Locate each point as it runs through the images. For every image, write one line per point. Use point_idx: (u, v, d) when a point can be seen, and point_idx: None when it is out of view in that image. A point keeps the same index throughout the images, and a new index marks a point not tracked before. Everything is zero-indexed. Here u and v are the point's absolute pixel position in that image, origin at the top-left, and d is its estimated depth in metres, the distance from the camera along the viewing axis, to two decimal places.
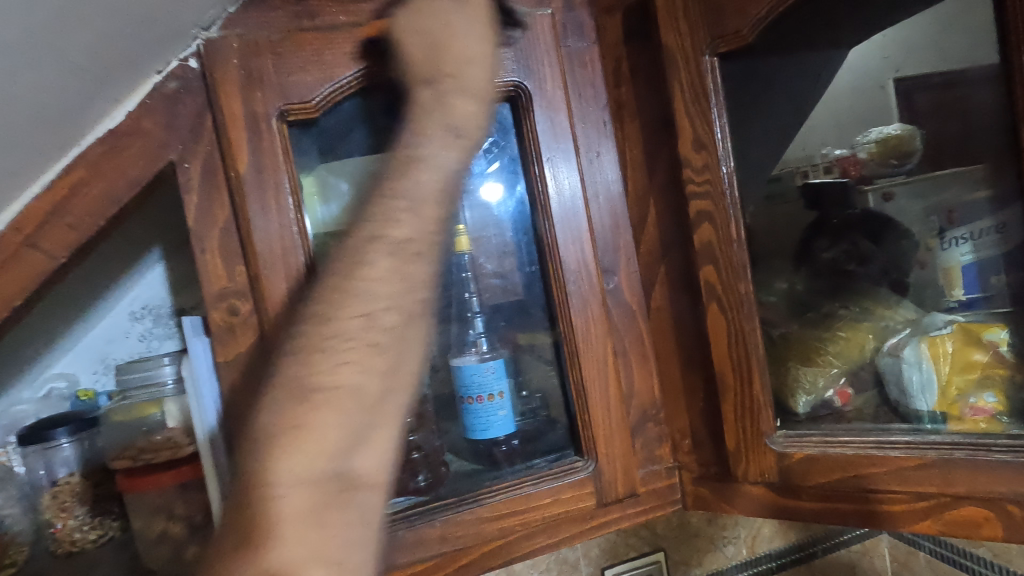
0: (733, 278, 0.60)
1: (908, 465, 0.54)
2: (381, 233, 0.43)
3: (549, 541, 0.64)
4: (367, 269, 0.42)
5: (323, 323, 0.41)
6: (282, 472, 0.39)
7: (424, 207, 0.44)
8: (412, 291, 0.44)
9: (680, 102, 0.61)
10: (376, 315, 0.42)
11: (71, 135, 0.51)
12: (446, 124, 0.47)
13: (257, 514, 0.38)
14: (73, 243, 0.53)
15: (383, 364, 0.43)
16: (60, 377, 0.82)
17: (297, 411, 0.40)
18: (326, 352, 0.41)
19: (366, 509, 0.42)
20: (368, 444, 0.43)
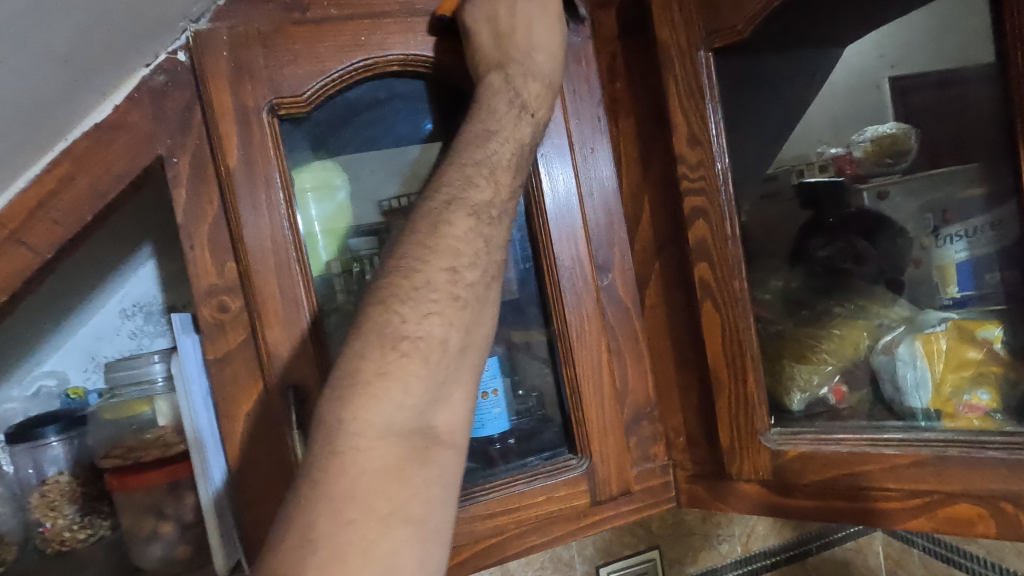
0: (728, 275, 0.60)
1: (903, 462, 0.54)
2: (462, 196, 0.49)
3: (543, 540, 0.64)
4: (450, 227, 0.47)
5: (413, 274, 0.45)
6: (365, 422, 0.40)
7: (500, 175, 0.52)
8: (488, 251, 0.49)
9: (674, 98, 0.60)
10: (459, 271, 0.46)
11: (56, 128, 0.50)
12: (514, 103, 0.55)
13: (341, 465, 0.39)
14: (59, 238, 0.53)
15: (462, 320, 0.46)
16: (49, 376, 0.82)
17: (387, 358, 0.42)
18: (411, 303, 0.44)
19: (446, 469, 0.43)
20: (448, 402, 0.44)
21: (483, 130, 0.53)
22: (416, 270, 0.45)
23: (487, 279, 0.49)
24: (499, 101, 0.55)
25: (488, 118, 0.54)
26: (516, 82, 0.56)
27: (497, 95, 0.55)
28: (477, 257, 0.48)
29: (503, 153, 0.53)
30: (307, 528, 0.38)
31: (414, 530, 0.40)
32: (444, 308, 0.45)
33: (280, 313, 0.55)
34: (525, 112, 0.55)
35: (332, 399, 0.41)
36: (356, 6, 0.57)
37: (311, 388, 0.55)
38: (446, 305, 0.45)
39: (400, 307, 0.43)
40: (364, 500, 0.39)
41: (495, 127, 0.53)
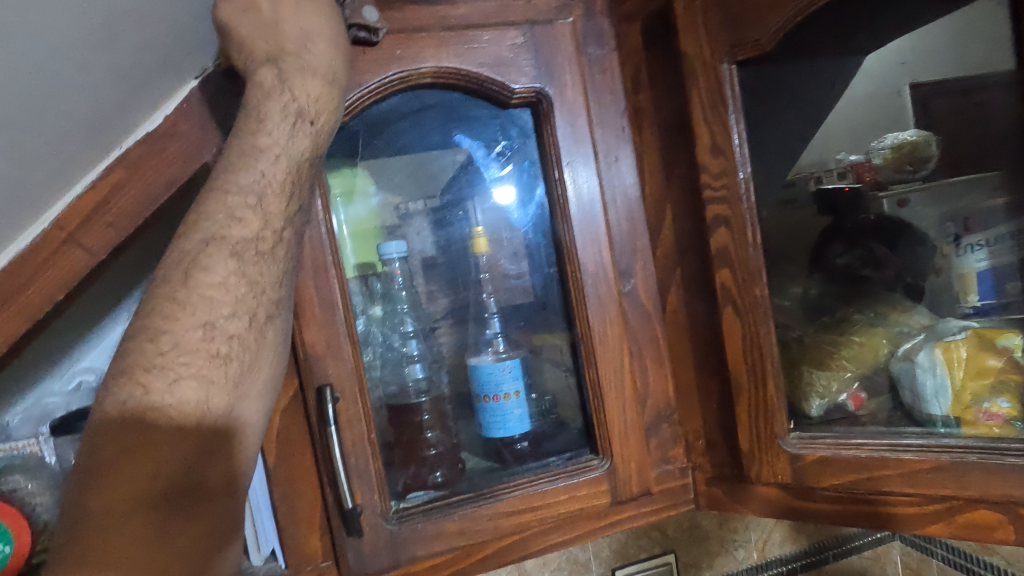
0: (749, 281, 0.61)
1: (922, 468, 0.55)
2: (221, 234, 0.46)
3: (565, 538, 0.65)
4: (206, 274, 0.45)
5: (161, 337, 0.43)
6: (105, 498, 0.41)
7: (270, 201, 0.48)
8: (260, 294, 0.47)
9: (697, 109, 0.62)
10: (217, 324, 0.45)
11: (112, 136, 0.53)
12: (286, 108, 0.50)
13: (84, 546, 0.40)
14: (112, 240, 0.55)
15: (226, 376, 0.45)
16: (88, 371, 0.87)
17: (127, 436, 0.41)
18: (159, 372, 0.42)
19: (216, 520, 0.45)
20: (221, 459, 0.45)
21: (250, 147, 0.48)
22: (162, 333, 0.43)
23: (257, 321, 0.47)
24: (270, 106, 0.50)
25: (257, 130, 0.49)
26: (291, 84, 0.51)
27: (266, 97, 0.50)
28: (236, 303, 0.46)
29: (276, 173, 0.49)
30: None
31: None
32: (201, 373, 0.44)
33: (318, 315, 0.57)
34: (306, 121, 0.51)
35: (80, 477, 0.41)
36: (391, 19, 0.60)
37: (344, 386, 0.58)
38: (205, 365, 0.44)
39: (142, 378, 0.42)
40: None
41: (261, 144, 0.48)
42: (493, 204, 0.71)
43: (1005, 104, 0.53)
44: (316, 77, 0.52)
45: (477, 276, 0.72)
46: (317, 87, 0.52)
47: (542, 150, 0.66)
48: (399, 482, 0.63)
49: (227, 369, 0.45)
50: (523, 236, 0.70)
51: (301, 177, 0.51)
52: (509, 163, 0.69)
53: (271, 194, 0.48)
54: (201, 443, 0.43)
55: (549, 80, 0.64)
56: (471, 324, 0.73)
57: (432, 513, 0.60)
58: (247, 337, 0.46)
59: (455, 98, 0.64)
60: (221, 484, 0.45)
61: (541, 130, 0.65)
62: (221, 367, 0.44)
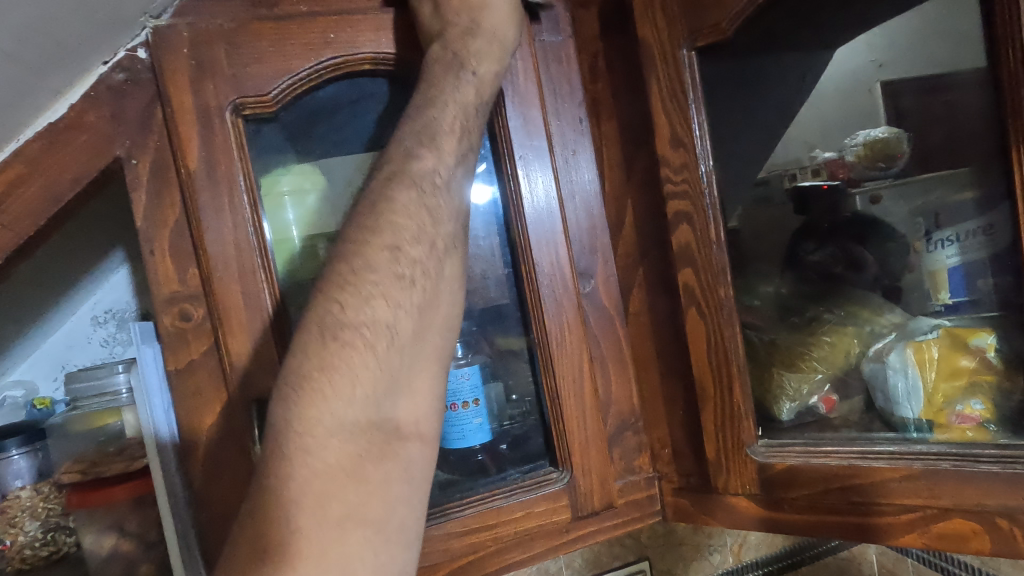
0: (713, 281, 0.58)
1: (894, 476, 0.52)
2: (404, 169, 0.48)
3: (524, 556, 0.61)
4: (391, 204, 0.46)
5: (355, 257, 0.44)
6: (312, 417, 0.40)
7: (443, 142, 0.51)
8: (438, 225, 0.48)
9: (657, 98, 0.58)
10: (403, 248, 0.45)
11: (7, 128, 0.48)
12: (456, 66, 0.54)
13: (293, 466, 0.39)
14: (9, 244, 0.50)
15: (413, 301, 0.45)
16: (16, 385, 0.79)
17: (329, 354, 0.41)
18: (355, 289, 0.43)
19: (408, 463, 0.43)
20: (409, 392, 0.44)
21: (425, 98, 0.52)
22: (355, 255, 0.44)
23: (437, 252, 0.48)
24: (439, 66, 0.54)
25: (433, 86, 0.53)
26: (460, 47, 0.55)
27: (439, 63, 0.54)
28: (420, 231, 0.47)
29: (446, 117, 0.52)
30: (257, 533, 0.38)
31: (370, 531, 0.40)
32: (391, 292, 0.44)
33: (245, 323, 0.52)
34: (468, 73, 0.54)
35: (288, 398, 0.40)
36: (327, 2, 0.55)
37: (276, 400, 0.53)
38: (393, 286, 0.44)
39: (340, 295, 0.43)
40: (312, 498, 0.39)
41: (439, 92, 0.52)
42: (467, 202, 0.63)
43: (973, 100, 0.50)
44: (479, 38, 0.56)
45: None
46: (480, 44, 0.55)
47: (494, 143, 0.61)
48: None
49: (414, 291, 0.45)
50: (492, 235, 0.64)
51: (468, 123, 0.53)
52: (483, 161, 0.62)
53: (444, 136, 0.51)
54: (392, 369, 0.43)
55: None
56: None
57: None
58: (429, 265, 0.47)
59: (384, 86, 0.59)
60: (413, 422, 0.44)
61: (492, 122, 0.61)
62: (409, 289, 0.45)
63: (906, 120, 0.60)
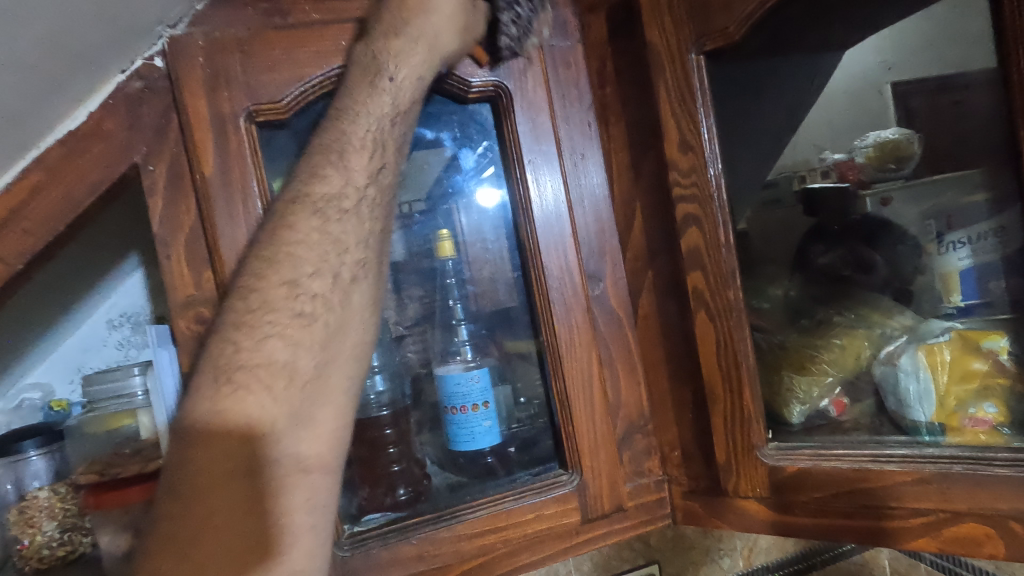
0: (721, 284, 0.58)
1: (906, 480, 0.52)
2: (307, 192, 0.47)
3: (535, 558, 0.61)
4: (292, 232, 0.46)
5: (252, 294, 0.45)
6: (203, 466, 0.41)
7: (352, 159, 0.49)
8: (344, 254, 0.48)
9: (665, 103, 0.58)
10: (301, 282, 0.46)
11: (27, 136, 0.49)
12: (375, 68, 0.51)
13: (183, 510, 0.41)
14: (30, 249, 0.51)
15: (313, 337, 0.45)
16: (34, 388, 0.80)
17: (223, 396, 0.42)
18: (249, 328, 0.44)
19: (313, 492, 0.45)
20: (312, 426, 0.45)
21: (339, 112, 0.50)
22: (252, 291, 0.45)
23: (341, 284, 0.47)
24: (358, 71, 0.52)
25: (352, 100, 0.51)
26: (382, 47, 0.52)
27: (359, 67, 0.52)
28: (320, 262, 0.46)
29: (359, 131, 0.49)
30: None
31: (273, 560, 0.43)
32: (288, 330, 0.44)
33: None
34: (385, 80, 0.51)
35: (182, 448, 0.42)
36: (338, 10, 0.56)
37: None
38: (289, 323, 0.45)
39: (236, 335, 0.44)
40: (207, 541, 0.40)
41: (355, 107, 0.50)
42: (475, 206, 0.65)
43: (982, 102, 0.50)
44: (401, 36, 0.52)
45: (443, 281, 0.68)
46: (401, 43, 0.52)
47: (504, 149, 0.62)
48: (355, 503, 0.59)
49: (313, 327, 0.45)
50: (499, 239, 0.65)
51: (385, 137, 0.51)
52: (490, 165, 0.64)
53: (351, 154, 0.49)
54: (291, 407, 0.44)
55: (509, 75, 0.60)
56: (437, 330, 0.69)
57: (389, 536, 0.56)
58: (331, 298, 0.47)
59: None
60: (317, 453, 0.45)
61: (501, 127, 0.61)
62: (308, 326, 0.45)
63: (916, 122, 0.60)
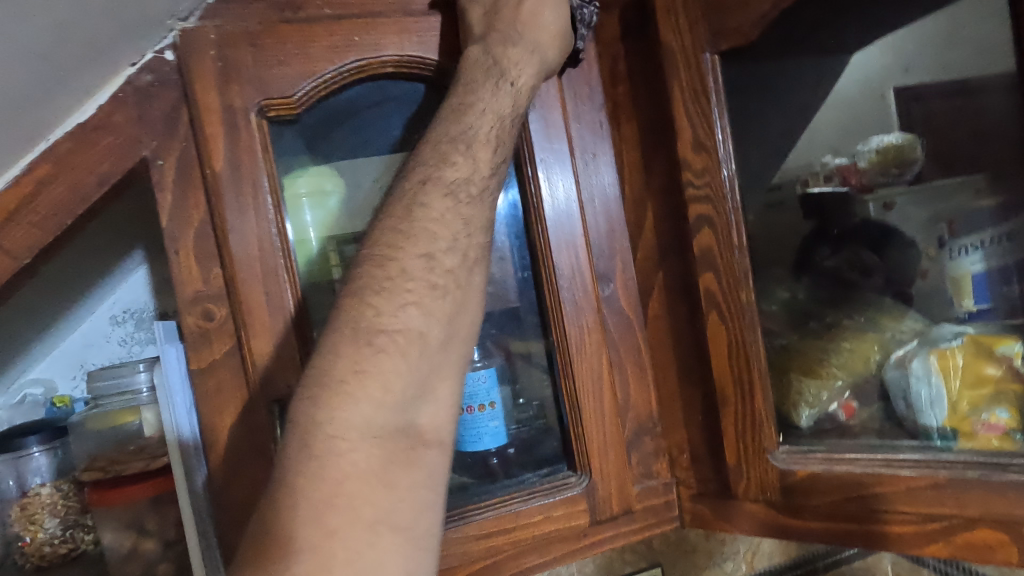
0: (734, 284, 0.57)
1: (919, 484, 0.51)
2: (437, 175, 0.48)
3: (541, 560, 0.61)
4: (426, 209, 0.46)
5: (388, 263, 0.44)
6: (340, 432, 0.40)
7: (477, 150, 0.50)
8: (472, 234, 0.48)
9: (678, 102, 0.58)
10: (435, 256, 0.45)
11: (35, 128, 0.48)
12: (493, 72, 0.53)
13: (312, 474, 0.39)
14: (38, 243, 0.51)
15: (443, 309, 0.45)
16: (36, 384, 0.80)
17: (361, 358, 0.41)
18: (386, 296, 0.43)
19: (429, 468, 0.43)
20: (432, 398, 0.44)
21: (461, 104, 0.51)
22: (388, 259, 0.44)
23: (467, 262, 0.47)
24: (477, 72, 0.53)
25: (467, 91, 0.52)
26: (496, 51, 0.54)
27: (476, 67, 0.53)
28: (452, 242, 0.47)
29: (482, 127, 0.51)
30: (291, 536, 0.38)
31: (398, 537, 0.40)
32: (423, 299, 0.44)
33: (268, 324, 0.52)
34: (506, 83, 0.53)
35: (312, 412, 0.40)
36: (350, 5, 0.56)
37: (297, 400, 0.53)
38: (424, 294, 0.44)
39: (373, 301, 0.43)
40: (342, 509, 0.39)
41: (475, 98, 0.52)
42: None
43: (1000, 106, 0.51)
44: (519, 48, 0.54)
45: None
46: (522, 52, 0.54)
47: (514, 147, 0.61)
48: None
49: (444, 299, 0.45)
50: (504, 238, 0.64)
51: (505, 130, 0.53)
52: None
53: (478, 145, 0.50)
54: (421, 374, 0.43)
55: None
56: None
57: None
58: (459, 273, 0.47)
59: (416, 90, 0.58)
60: (434, 425, 0.44)
61: None
62: (440, 297, 0.45)
63: (920, 128, 0.60)
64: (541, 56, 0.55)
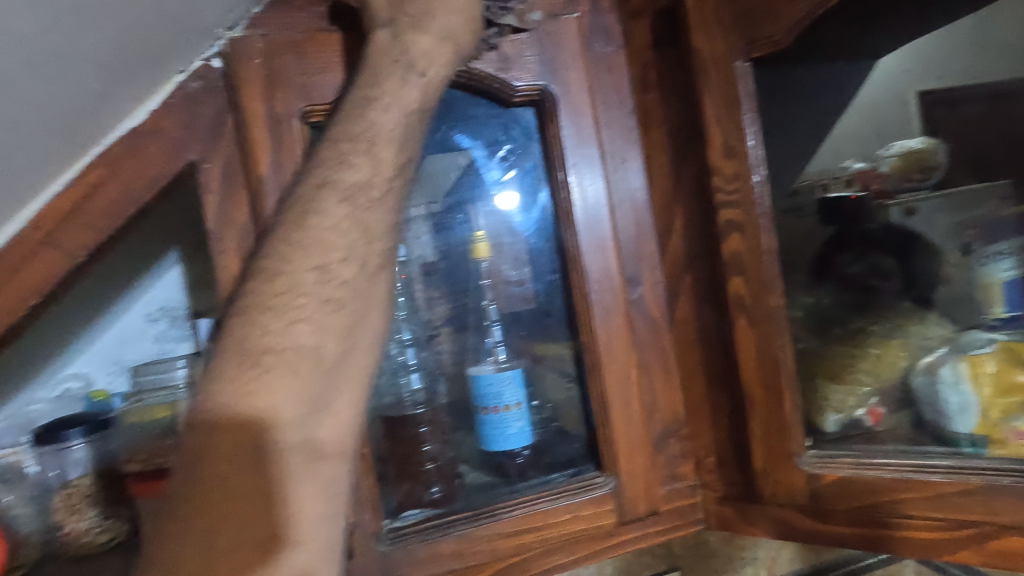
0: (764, 289, 0.58)
1: (951, 490, 0.51)
2: (333, 178, 0.45)
3: (567, 560, 0.61)
4: (321, 217, 0.44)
5: (277, 278, 0.43)
6: (225, 451, 0.40)
7: (379, 151, 0.47)
8: (371, 242, 0.46)
9: (710, 109, 0.59)
10: (330, 269, 0.44)
11: (91, 132, 0.50)
12: (401, 60, 0.49)
13: (207, 493, 0.40)
14: (91, 242, 0.53)
15: (338, 323, 0.44)
16: (74, 378, 0.80)
17: (246, 378, 0.41)
18: (275, 314, 0.42)
19: (328, 476, 0.44)
20: (329, 411, 0.44)
21: (364, 101, 0.48)
22: (277, 274, 0.43)
23: (367, 270, 0.46)
24: (383, 60, 0.49)
25: (371, 84, 0.48)
26: (405, 38, 0.49)
27: (383, 54, 0.49)
28: (349, 249, 0.45)
29: (386, 122, 0.47)
30: (184, 552, 0.40)
31: (295, 546, 0.42)
32: (315, 316, 0.43)
33: None
34: (416, 73, 0.49)
35: (203, 424, 0.41)
36: None
37: None
38: (317, 309, 0.43)
39: (261, 319, 0.42)
40: (234, 525, 0.40)
41: (379, 92, 0.48)
42: (495, 208, 0.68)
43: None
44: (431, 32, 0.49)
45: (477, 282, 0.69)
46: (431, 41, 0.49)
47: (546, 152, 0.63)
48: (393, 500, 0.59)
49: (340, 314, 0.44)
50: (525, 241, 0.67)
51: (414, 127, 0.49)
52: (511, 168, 0.66)
53: (380, 144, 0.47)
54: (310, 392, 0.43)
55: (553, 78, 0.61)
56: (470, 332, 0.69)
57: (428, 533, 0.57)
58: (359, 283, 0.45)
59: (456, 95, 0.61)
60: (335, 434, 0.44)
61: (545, 130, 0.62)
62: (334, 312, 0.44)
63: (941, 132, 0.63)
64: (455, 43, 0.51)
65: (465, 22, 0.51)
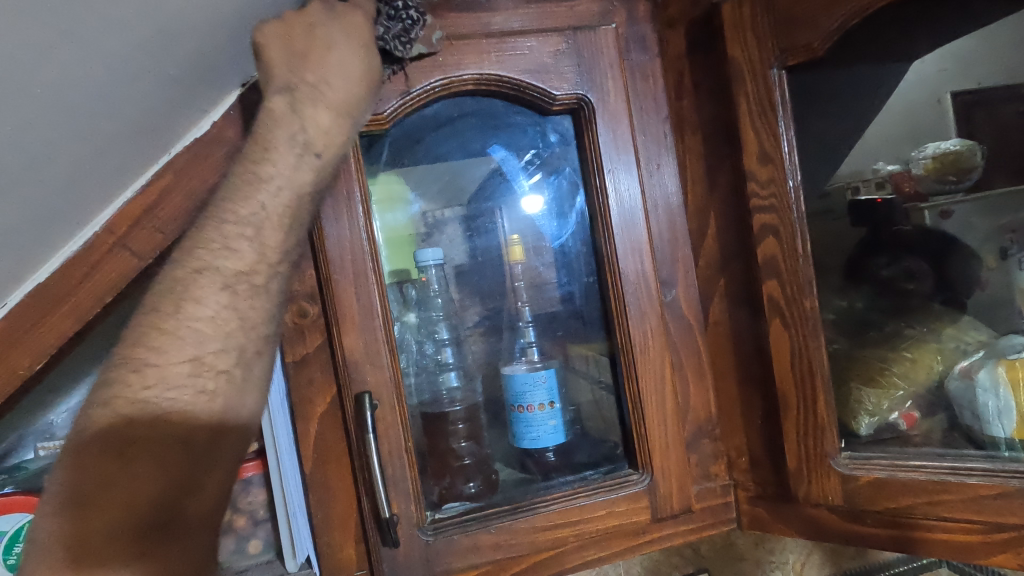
0: (798, 293, 0.59)
1: (988, 493, 0.51)
2: (213, 265, 0.44)
3: (601, 554, 0.63)
4: (196, 306, 0.43)
5: (146, 368, 0.42)
6: (89, 531, 0.40)
7: (267, 236, 0.46)
8: (250, 329, 0.46)
9: (745, 116, 0.60)
10: (203, 360, 0.44)
11: (160, 143, 0.54)
12: (292, 137, 0.48)
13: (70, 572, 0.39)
14: (159, 244, 0.57)
15: (211, 410, 0.44)
16: None
17: (109, 462, 0.40)
18: (145, 402, 0.42)
19: (199, 552, 0.44)
20: (200, 490, 0.44)
21: (250, 178, 0.46)
22: (147, 365, 0.42)
23: (245, 357, 0.46)
24: (279, 133, 0.47)
25: (262, 159, 0.47)
26: (304, 110, 0.49)
27: (277, 125, 0.48)
28: (226, 339, 0.44)
29: (275, 207, 0.46)
30: None
31: None
32: (187, 409, 0.43)
33: (356, 321, 0.57)
34: (306, 151, 0.48)
35: (66, 503, 0.40)
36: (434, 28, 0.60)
37: (381, 393, 0.57)
38: (189, 399, 0.43)
39: (129, 406, 0.41)
40: None
41: (267, 175, 0.46)
42: (521, 213, 0.70)
43: None
44: (330, 107, 0.50)
45: (512, 284, 0.71)
46: (330, 120, 0.50)
47: (583, 157, 0.65)
48: (434, 492, 0.62)
49: (212, 404, 0.44)
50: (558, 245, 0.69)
51: (293, 216, 0.47)
52: (536, 173, 0.69)
53: (266, 230, 0.46)
54: (180, 475, 0.42)
55: (591, 87, 0.63)
56: (505, 332, 0.71)
57: (468, 524, 0.59)
58: (234, 374, 0.45)
59: (497, 105, 0.64)
60: (204, 508, 0.45)
61: (582, 137, 0.64)
62: (207, 402, 0.44)
63: (978, 135, 0.62)
64: (354, 118, 0.52)
65: (358, 96, 0.52)
